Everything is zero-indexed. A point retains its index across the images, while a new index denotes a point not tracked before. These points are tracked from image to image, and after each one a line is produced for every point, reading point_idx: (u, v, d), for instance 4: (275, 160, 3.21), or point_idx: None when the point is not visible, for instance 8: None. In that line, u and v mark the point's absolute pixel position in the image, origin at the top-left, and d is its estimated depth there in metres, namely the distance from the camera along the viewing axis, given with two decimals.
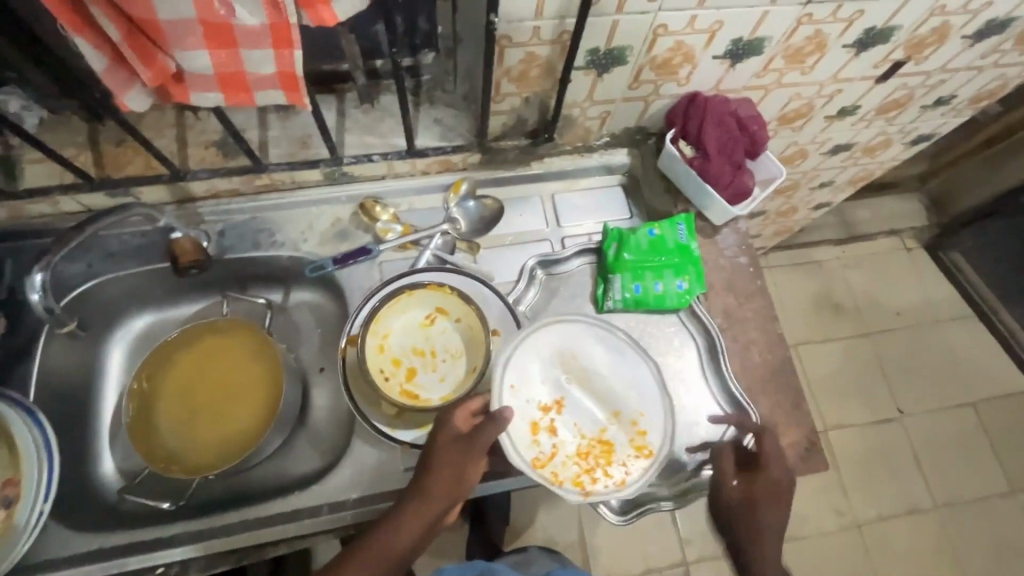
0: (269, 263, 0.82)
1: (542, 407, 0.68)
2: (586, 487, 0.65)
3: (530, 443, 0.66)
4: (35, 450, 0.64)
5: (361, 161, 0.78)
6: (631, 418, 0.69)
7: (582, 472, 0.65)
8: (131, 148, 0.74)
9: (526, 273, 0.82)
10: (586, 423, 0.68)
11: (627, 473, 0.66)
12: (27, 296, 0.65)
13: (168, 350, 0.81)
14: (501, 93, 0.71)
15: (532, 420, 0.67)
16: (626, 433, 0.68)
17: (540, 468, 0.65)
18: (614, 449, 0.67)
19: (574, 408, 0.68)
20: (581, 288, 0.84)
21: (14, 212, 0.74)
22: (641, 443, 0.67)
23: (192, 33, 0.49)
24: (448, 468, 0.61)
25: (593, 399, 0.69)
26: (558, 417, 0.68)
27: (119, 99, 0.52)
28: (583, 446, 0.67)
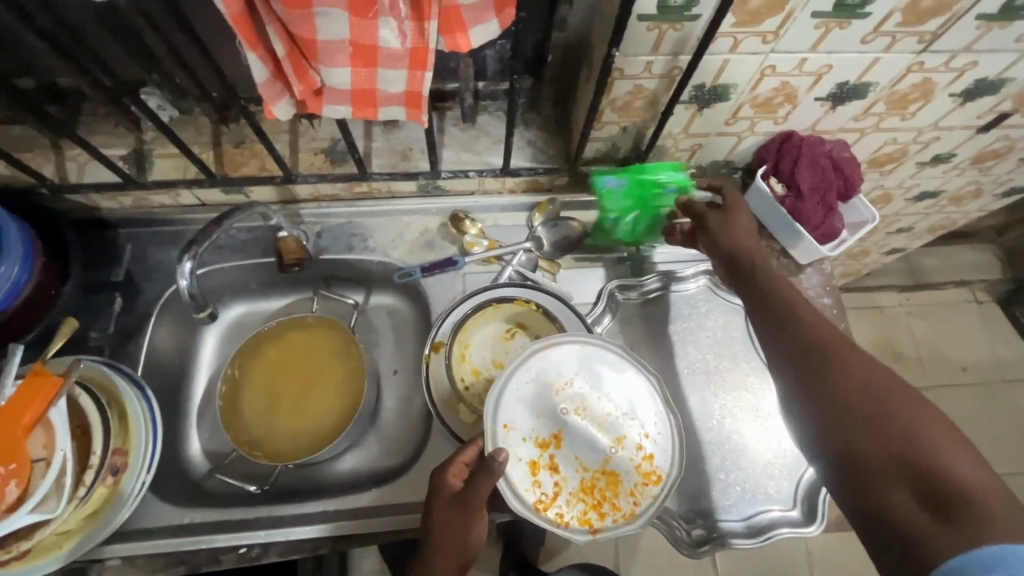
0: (359, 266, 0.86)
1: (539, 443, 0.63)
2: (593, 524, 0.62)
3: (530, 485, 0.62)
4: (143, 423, 0.69)
5: (457, 175, 0.81)
6: (635, 444, 0.64)
7: (589, 507, 0.62)
8: (249, 149, 0.80)
9: (605, 296, 0.83)
10: (587, 453, 0.63)
11: (634, 504, 0.63)
12: (176, 282, 0.68)
13: (260, 340, 0.85)
14: (601, 121, 0.73)
15: (531, 459, 0.62)
16: (629, 461, 0.64)
17: (543, 511, 0.61)
18: (620, 478, 0.63)
19: (573, 439, 0.63)
20: (660, 316, 0.84)
21: (139, 200, 0.80)
22: (648, 470, 0.64)
23: (342, 52, 0.52)
24: (449, 531, 0.60)
25: (593, 428, 0.64)
26: (558, 453, 0.63)
27: (268, 108, 0.56)
28: (586, 480, 0.63)
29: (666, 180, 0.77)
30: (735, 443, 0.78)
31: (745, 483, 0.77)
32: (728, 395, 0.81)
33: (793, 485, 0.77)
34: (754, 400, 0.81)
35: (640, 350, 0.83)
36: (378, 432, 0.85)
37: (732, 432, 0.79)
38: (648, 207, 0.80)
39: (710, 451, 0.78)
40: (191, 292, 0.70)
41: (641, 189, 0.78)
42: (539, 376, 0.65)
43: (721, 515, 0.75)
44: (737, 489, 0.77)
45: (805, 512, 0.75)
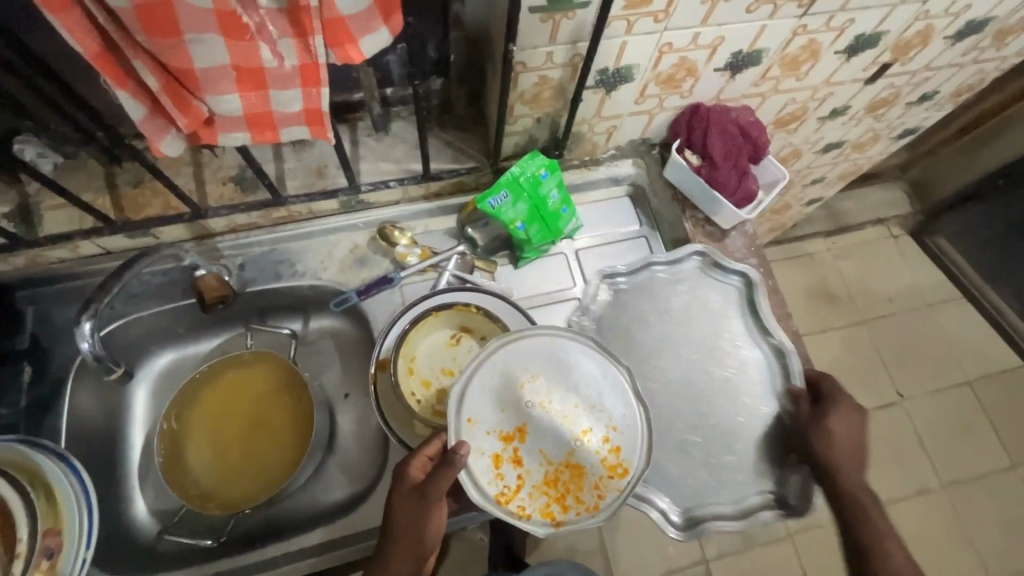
0: (292, 293, 0.83)
1: (503, 437, 0.62)
2: (556, 517, 0.61)
3: (492, 478, 0.61)
4: (73, 495, 0.64)
5: (378, 187, 0.79)
6: (600, 436, 0.64)
7: (552, 501, 0.61)
8: (150, 189, 0.75)
9: (597, 279, 0.83)
10: (552, 448, 0.62)
11: (599, 497, 0.62)
12: (75, 346, 0.64)
13: (196, 386, 0.81)
14: (513, 115, 0.73)
15: (493, 452, 0.62)
16: (594, 454, 0.63)
17: (505, 503, 0.61)
18: (585, 471, 0.62)
19: (537, 433, 0.62)
20: (648, 300, 0.84)
21: (33, 258, 0.73)
22: (614, 463, 0.63)
23: (226, 77, 0.49)
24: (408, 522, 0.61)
25: (558, 422, 0.63)
26: (523, 446, 0.62)
27: (154, 146, 0.53)
28: (550, 474, 0.62)
29: (534, 171, 0.79)
30: (725, 419, 0.79)
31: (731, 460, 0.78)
32: (716, 372, 0.81)
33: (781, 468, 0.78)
34: (744, 375, 0.81)
35: (623, 337, 0.82)
36: (332, 462, 0.82)
37: (721, 408, 0.79)
38: (546, 206, 0.81)
39: (698, 429, 0.78)
40: (95, 352, 0.66)
41: (529, 203, 0.79)
42: (505, 370, 0.65)
43: (709, 493, 0.76)
44: (728, 465, 0.77)
45: (795, 494, 0.76)
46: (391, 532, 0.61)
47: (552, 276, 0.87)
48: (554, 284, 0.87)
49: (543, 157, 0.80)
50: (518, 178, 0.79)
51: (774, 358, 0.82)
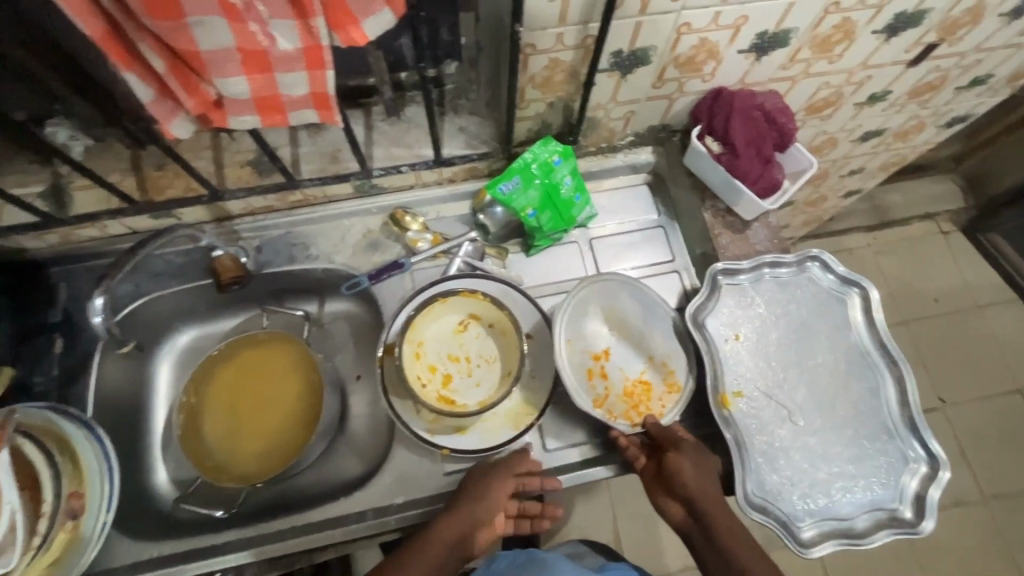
0: (307, 276, 0.85)
1: (593, 355, 0.77)
2: (633, 420, 0.74)
3: (587, 386, 0.75)
4: (96, 461, 0.68)
5: (390, 173, 0.80)
6: (662, 358, 0.77)
7: (629, 407, 0.75)
8: (172, 171, 0.77)
9: (711, 278, 0.77)
10: (629, 366, 0.77)
11: (663, 406, 0.74)
12: (89, 319, 0.67)
13: (211, 363, 0.84)
14: (524, 99, 0.72)
15: (586, 367, 0.76)
16: (659, 373, 0.77)
17: (597, 407, 0.74)
18: (652, 386, 0.76)
19: (618, 355, 0.78)
20: (756, 304, 0.77)
21: (65, 237, 0.78)
22: (672, 381, 0.76)
23: (230, 62, 0.50)
24: (476, 492, 0.68)
25: (635, 346, 0.78)
26: (607, 363, 0.77)
27: (165, 127, 0.55)
28: (628, 386, 0.76)
29: (547, 157, 0.79)
30: (841, 431, 0.72)
31: (847, 478, 0.70)
32: (829, 386, 0.74)
33: (897, 487, 0.70)
34: (864, 394, 0.74)
35: (734, 343, 0.75)
36: (342, 440, 0.85)
37: (839, 423, 0.72)
38: (559, 194, 0.80)
39: (816, 442, 0.71)
40: (107, 327, 0.69)
41: (540, 189, 0.79)
42: (592, 303, 0.78)
43: (826, 505, 0.69)
44: (840, 481, 0.70)
45: (912, 510, 0.69)
46: (462, 499, 0.68)
47: (564, 265, 0.86)
48: (566, 273, 0.85)
49: (557, 144, 0.79)
50: (530, 165, 0.78)
51: (893, 380, 0.74)
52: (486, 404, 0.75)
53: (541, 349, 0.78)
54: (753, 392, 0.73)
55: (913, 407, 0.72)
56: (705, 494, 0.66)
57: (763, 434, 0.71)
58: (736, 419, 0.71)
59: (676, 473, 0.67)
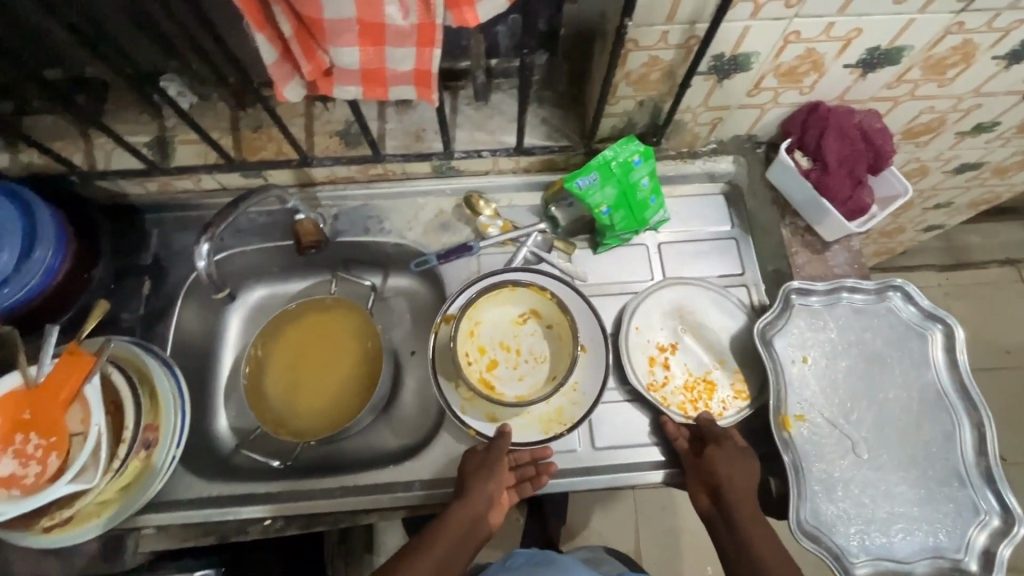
0: (377, 249, 0.87)
1: (660, 346, 0.79)
2: (688, 412, 0.75)
3: (648, 370, 0.78)
4: (173, 398, 0.72)
5: (471, 157, 0.81)
6: (733, 366, 0.78)
7: (687, 400, 0.76)
8: (266, 134, 0.81)
9: (783, 296, 0.74)
10: (696, 364, 0.78)
11: (723, 409, 0.76)
12: (194, 264, 0.73)
13: (280, 323, 0.88)
14: (616, 95, 0.71)
15: (651, 354, 0.79)
16: (727, 378, 0.77)
17: (653, 390, 0.76)
18: (716, 388, 0.77)
19: (686, 350, 0.79)
20: (828, 328, 0.74)
21: (164, 186, 0.83)
22: (739, 388, 0.77)
23: (349, 31, 0.52)
24: (477, 482, 0.68)
25: (705, 345, 0.79)
26: (673, 357, 0.79)
27: (279, 90, 0.57)
28: (690, 381, 0.78)
29: (628, 157, 0.78)
30: (908, 471, 0.69)
31: (909, 520, 0.67)
32: (899, 422, 0.71)
33: (965, 538, 0.66)
34: (936, 436, 0.70)
35: (801, 365, 0.73)
36: (392, 412, 0.87)
37: (905, 462, 0.69)
38: (636, 194, 0.79)
39: (878, 479, 0.68)
40: (209, 272, 0.75)
41: (617, 188, 0.78)
42: (671, 299, 0.81)
43: (883, 545, 0.66)
44: (902, 522, 0.67)
45: (978, 564, 0.65)
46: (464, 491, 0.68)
47: (631, 267, 0.85)
48: (632, 275, 0.84)
49: (639, 144, 0.78)
50: (611, 162, 0.78)
51: (971, 425, 0.70)
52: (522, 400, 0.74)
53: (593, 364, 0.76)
54: (815, 418, 0.71)
55: (991, 458, 0.68)
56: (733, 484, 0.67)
57: (823, 462, 0.69)
58: (796, 443, 0.69)
59: (715, 469, 0.67)
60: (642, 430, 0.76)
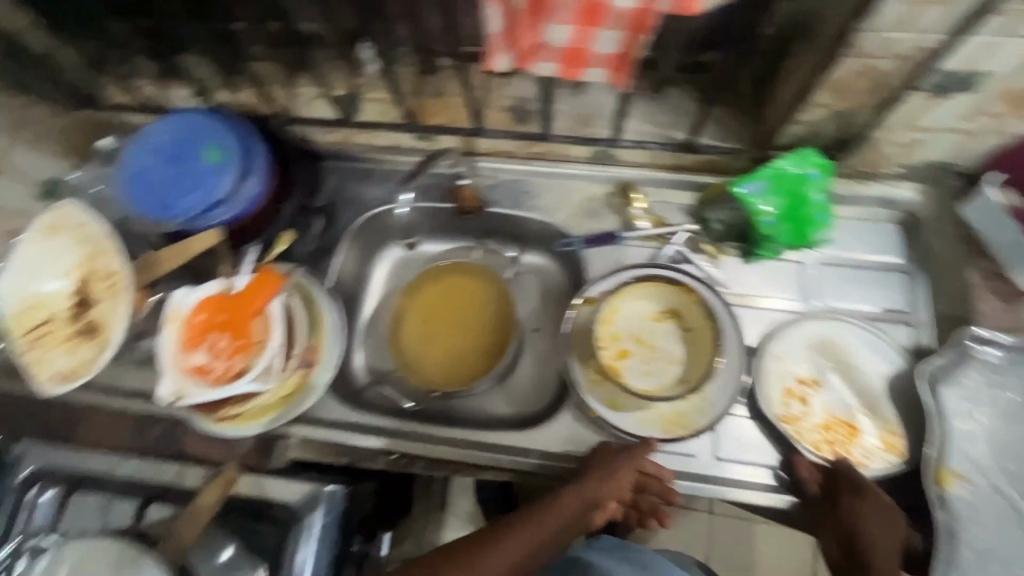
0: (523, 224, 0.90)
1: (800, 379, 0.75)
2: (823, 453, 0.71)
3: (784, 399, 0.73)
4: (333, 328, 0.79)
5: (637, 147, 0.81)
6: (884, 417, 0.72)
7: (823, 439, 0.72)
8: (444, 102, 0.86)
9: (956, 341, 0.68)
10: (838, 406, 0.73)
11: (864, 458, 0.70)
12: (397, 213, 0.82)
13: (423, 281, 0.94)
14: (812, 102, 0.68)
15: (790, 385, 0.74)
16: (874, 427, 0.72)
17: (786, 422, 0.72)
18: (860, 434, 0.71)
19: (830, 389, 0.74)
20: (1004, 388, 0.68)
21: (346, 137, 0.91)
22: (888, 441, 0.71)
23: (569, 9, 0.54)
24: (602, 474, 0.69)
25: (853, 386, 0.74)
26: (814, 393, 0.74)
27: (488, 61, 0.59)
28: (830, 421, 0.73)
29: (804, 170, 0.74)
30: None
31: None
32: None
33: None
34: None
35: (970, 420, 0.67)
36: (511, 382, 0.90)
37: None
38: (804, 208, 0.76)
39: None
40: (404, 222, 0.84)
41: (786, 198, 0.75)
42: (825, 330, 0.76)
43: None
44: None
45: None
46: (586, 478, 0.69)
47: (783, 283, 0.81)
48: (783, 291, 0.81)
49: (818, 157, 0.75)
50: (786, 172, 0.75)
51: None
52: (649, 394, 0.74)
53: (727, 374, 0.73)
54: (977, 479, 0.65)
55: None
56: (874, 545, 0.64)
57: (983, 529, 0.63)
58: (953, 502, 0.64)
59: (857, 522, 0.65)
60: (771, 450, 0.73)
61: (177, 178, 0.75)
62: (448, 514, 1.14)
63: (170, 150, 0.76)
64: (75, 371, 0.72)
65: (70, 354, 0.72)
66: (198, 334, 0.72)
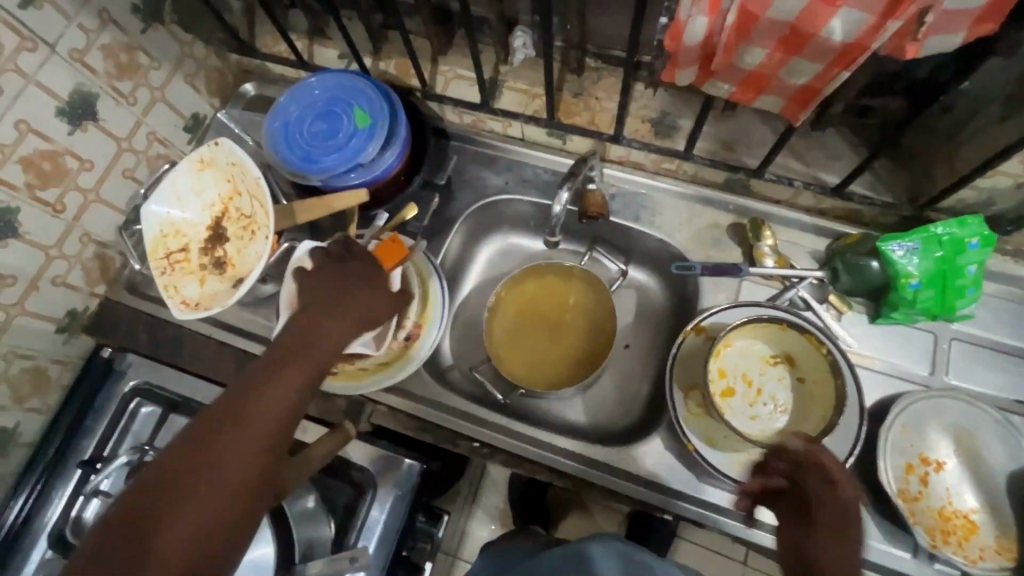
0: (637, 238, 0.88)
1: (922, 457, 0.70)
2: (935, 541, 0.66)
3: (900, 475, 0.69)
4: (440, 305, 0.80)
5: (779, 182, 0.78)
6: (1008, 519, 0.66)
7: (937, 527, 0.67)
8: (584, 103, 0.85)
9: None
10: (958, 495, 0.68)
11: (980, 556, 0.65)
12: (551, 208, 0.80)
13: (529, 274, 0.90)
14: (997, 169, 0.63)
15: (909, 461, 0.70)
16: (995, 526, 0.67)
17: (900, 500, 0.67)
18: (978, 531, 0.66)
19: (951, 474, 0.69)
20: None
21: (477, 121, 0.92)
22: (1008, 545, 0.65)
23: (772, 36, 0.53)
24: (352, 286, 0.67)
25: (977, 477, 0.69)
26: (934, 474, 0.69)
27: (667, 73, 0.60)
28: (947, 509, 0.68)
29: (964, 237, 0.70)
30: None
31: None
32: None
33: None
34: None
35: None
36: (593, 394, 0.89)
37: None
38: (953, 278, 0.71)
39: None
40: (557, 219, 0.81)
41: (937, 263, 0.71)
42: (957, 411, 0.70)
43: None
44: None
45: None
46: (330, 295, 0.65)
47: (912, 351, 0.76)
48: (910, 359, 0.76)
49: (982, 227, 0.70)
50: (941, 236, 0.70)
51: None
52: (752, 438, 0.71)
53: (841, 436, 0.69)
54: None
55: None
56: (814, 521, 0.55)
57: None
58: None
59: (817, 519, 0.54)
60: (873, 526, 0.69)
61: (325, 135, 0.77)
62: (478, 508, 1.22)
63: (322, 107, 0.78)
64: (199, 304, 0.74)
65: (200, 285, 0.76)
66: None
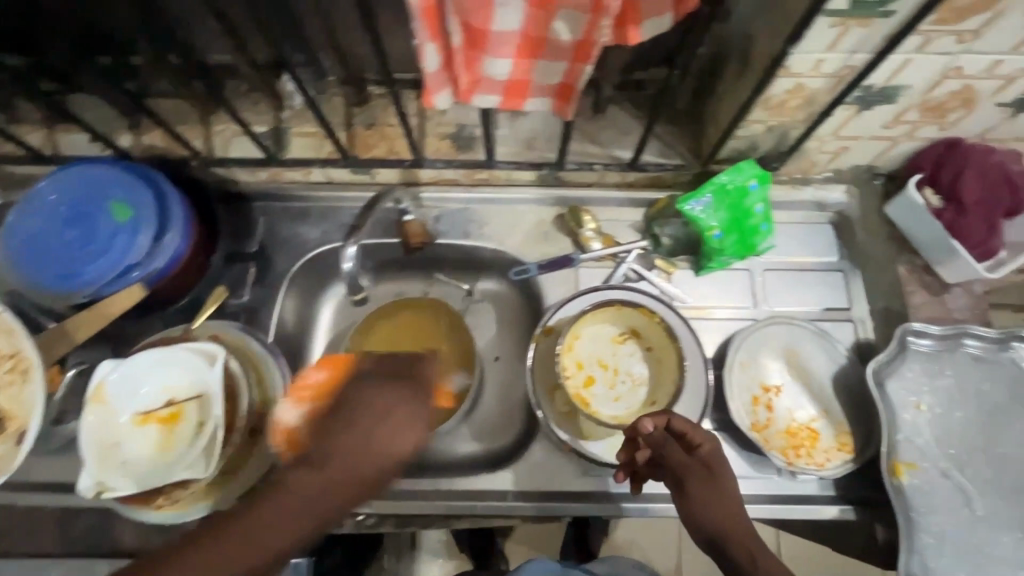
0: (474, 253, 0.87)
1: (762, 386, 0.77)
2: (790, 458, 0.72)
3: (749, 409, 0.75)
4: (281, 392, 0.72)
5: (583, 168, 0.81)
6: (839, 418, 0.75)
7: (789, 445, 0.74)
8: (380, 133, 0.81)
9: (902, 337, 0.72)
10: (798, 409, 0.76)
11: (828, 459, 0.72)
12: (343, 265, 0.81)
13: (380, 318, 0.88)
14: (747, 119, 0.69)
15: (753, 394, 0.76)
16: (831, 427, 0.75)
17: (755, 431, 0.74)
18: (820, 437, 0.74)
19: (790, 394, 0.77)
20: (951, 375, 0.72)
21: (274, 174, 0.84)
22: (844, 440, 0.74)
23: (509, 44, 0.53)
24: (357, 433, 0.49)
25: (809, 388, 0.77)
26: (776, 399, 0.76)
27: (427, 98, 0.58)
28: (792, 426, 0.75)
29: (744, 181, 0.76)
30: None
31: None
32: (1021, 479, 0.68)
33: None
34: None
35: (917, 411, 0.71)
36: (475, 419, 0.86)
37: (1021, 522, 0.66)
38: (747, 220, 0.78)
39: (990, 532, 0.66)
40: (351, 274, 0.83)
41: (731, 210, 0.76)
42: (781, 337, 0.78)
43: None
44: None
45: None
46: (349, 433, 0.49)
47: (734, 291, 0.82)
48: (735, 299, 0.82)
49: (755, 168, 0.76)
50: (727, 184, 0.76)
51: None
52: (620, 421, 0.73)
53: (693, 393, 0.74)
54: (923, 463, 0.69)
55: None
56: (713, 513, 0.59)
57: (933, 512, 0.67)
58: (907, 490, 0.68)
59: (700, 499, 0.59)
60: (742, 462, 0.74)
61: (82, 242, 0.66)
62: (420, 550, 1.13)
63: (70, 210, 0.67)
64: None
65: None
66: (335, 371, 0.58)
